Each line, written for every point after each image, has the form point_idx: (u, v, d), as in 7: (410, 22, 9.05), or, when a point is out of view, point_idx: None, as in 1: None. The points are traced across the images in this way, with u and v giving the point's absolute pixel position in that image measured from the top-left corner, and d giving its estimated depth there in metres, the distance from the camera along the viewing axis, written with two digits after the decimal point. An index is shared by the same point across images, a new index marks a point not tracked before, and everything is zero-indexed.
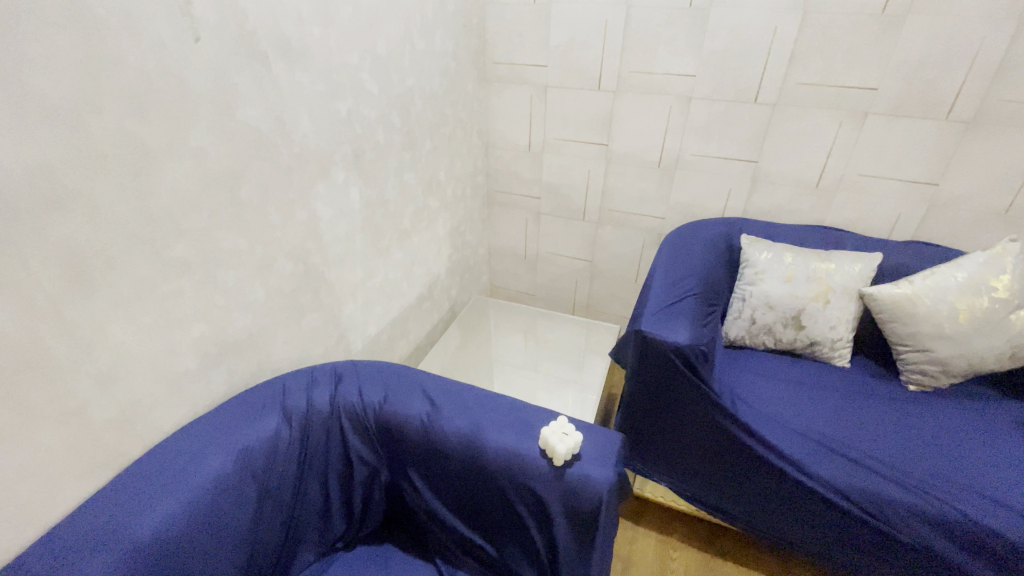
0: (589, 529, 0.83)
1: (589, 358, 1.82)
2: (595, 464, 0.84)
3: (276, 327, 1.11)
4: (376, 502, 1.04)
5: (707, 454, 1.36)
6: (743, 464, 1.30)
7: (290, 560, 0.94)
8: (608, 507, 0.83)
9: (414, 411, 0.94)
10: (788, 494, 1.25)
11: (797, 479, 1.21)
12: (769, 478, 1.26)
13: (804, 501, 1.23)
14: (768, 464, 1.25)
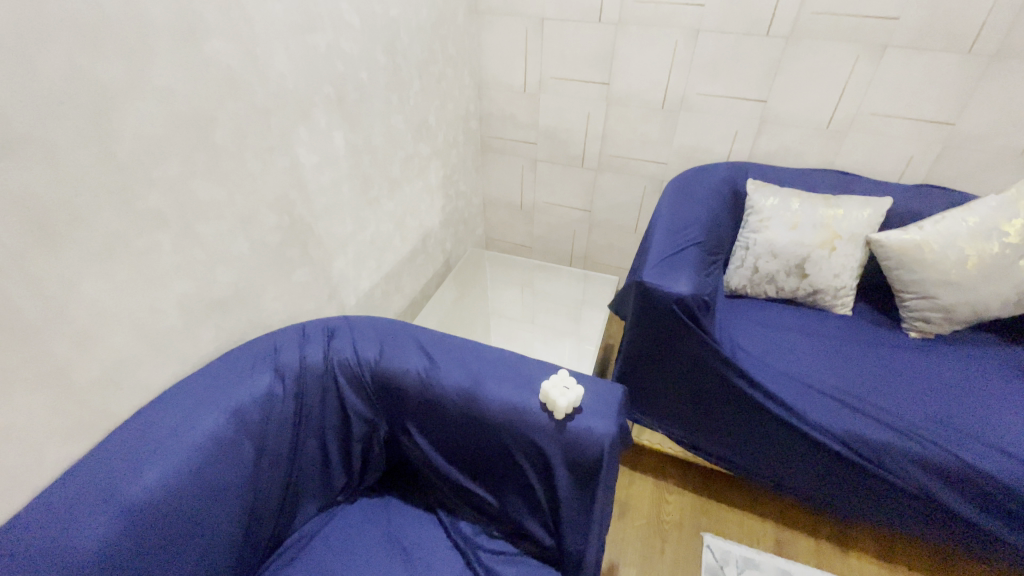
0: (590, 481, 0.83)
1: (586, 308, 1.80)
2: (596, 417, 0.83)
3: (264, 283, 1.07)
4: (376, 457, 1.03)
5: (706, 403, 1.36)
6: (743, 412, 1.30)
7: (292, 514, 0.94)
8: (610, 459, 0.83)
9: (411, 367, 0.91)
10: (786, 440, 1.26)
11: (796, 426, 1.22)
12: (768, 426, 1.27)
13: (801, 447, 1.24)
14: (767, 412, 1.25)
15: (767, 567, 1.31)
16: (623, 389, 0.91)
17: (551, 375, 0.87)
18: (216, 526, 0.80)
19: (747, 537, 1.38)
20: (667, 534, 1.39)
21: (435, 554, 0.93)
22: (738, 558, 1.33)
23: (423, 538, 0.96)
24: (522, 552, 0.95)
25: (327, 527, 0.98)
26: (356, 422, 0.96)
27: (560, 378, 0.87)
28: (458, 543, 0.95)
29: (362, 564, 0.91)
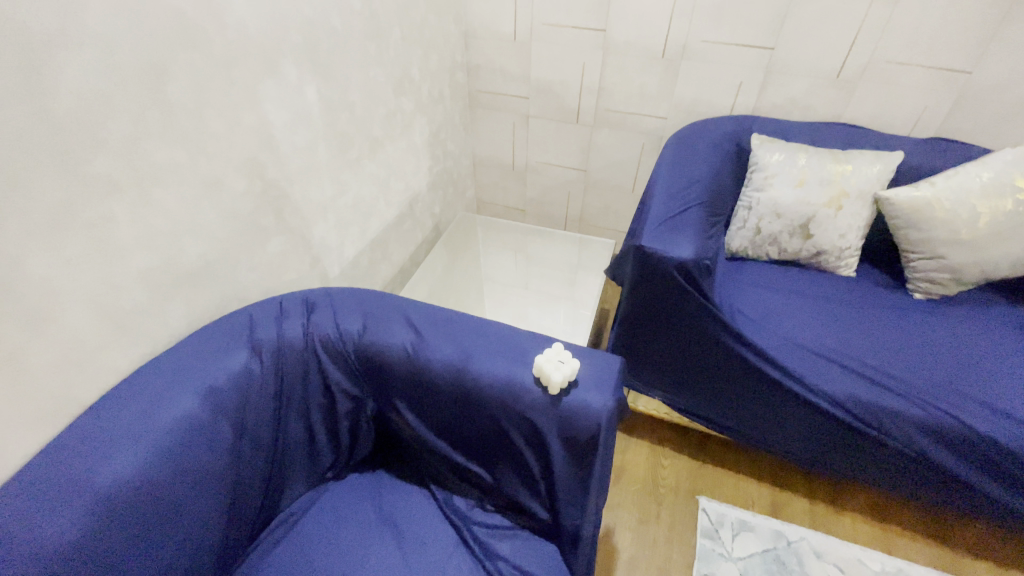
0: (587, 456, 0.79)
1: (582, 273, 1.74)
2: (593, 391, 0.79)
3: (237, 253, 1.00)
4: (365, 433, 0.98)
5: (705, 369, 1.32)
6: (742, 378, 1.27)
7: (279, 493, 0.91)
8: (607, 434, 0.79)
9: (396, 341, 0.86)
10: (786, 406, 1.23)
11: (797, 392, 1.19)
12: (768, 391, 1.24)
13: (801, 412, 1.22)
14: (768, 378, 1.22)
15: (761, 529, 1.32)
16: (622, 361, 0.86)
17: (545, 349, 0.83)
18: (196, 512, 0.76)
19: (742, 499, 1.38)
20: (662, 498, 1.39)
21: (429, 531, 0.91)
22: (733, 520, 1.33)
23: (415, 514, 0.93)
24: (518, 526, 0.92)
25: (316, 505, 0.94)
26: (341, 399, 0.91)
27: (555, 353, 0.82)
28: (452, 519, 0.93)
29: (354, 542, 0.88)
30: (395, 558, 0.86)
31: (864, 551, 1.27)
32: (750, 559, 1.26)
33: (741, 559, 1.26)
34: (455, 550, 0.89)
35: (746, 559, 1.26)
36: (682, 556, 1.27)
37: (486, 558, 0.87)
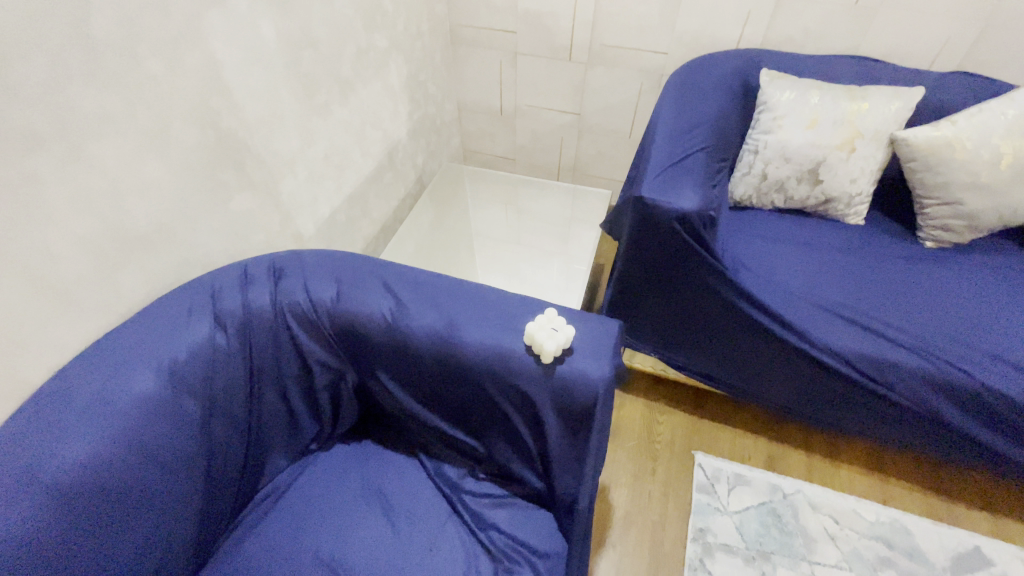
0: (583, 427, 0.74)
1: (576, 226, 1.66)
2: (589, 359, 0.73)
3: (195, 214, 0.90)
4: (348, 405, 0.92)
5: (706, 326, 1.26)
6: (744, 335, 1.21)
7: (259, 468, 0.86)
8: (605, 403, 0.74)
9: (374, 309, 0.79)
10: (789, 362, 1.19)
11: (801, 348, 1.14)
12: (771, 348, 1.19)
13: (804, 368, 1.18)
14: (770, 335, 1.17)
15: (758, 482, 1.31)
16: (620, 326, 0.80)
17: (537, 315, 0.76)
18: (166, 496, 0.70)
19: (738, 454, 1.37)
20: (659, 455, 1.37)
21: (419, 502, 0.87)
22: (729, 475, 1.32)
23: (404, 486, 0.89)
24: (512, 494, 0.88)
25: (300, 479, 0.90)
26: (319, 371, 0.85)
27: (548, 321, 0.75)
28: (443, 489, 0.89)
29: (341, 516, 0.85)
30: (385, 532, 0.83)
31: (859, 502, 1.27)
32: (746, 513, 1.26)
33: (737, 513, 1.26)
34: (447, 521, 0.85)
35: (742, 513, 1.26)
36: (678, 511, 1.27)
37: (479, 529, 0.84)
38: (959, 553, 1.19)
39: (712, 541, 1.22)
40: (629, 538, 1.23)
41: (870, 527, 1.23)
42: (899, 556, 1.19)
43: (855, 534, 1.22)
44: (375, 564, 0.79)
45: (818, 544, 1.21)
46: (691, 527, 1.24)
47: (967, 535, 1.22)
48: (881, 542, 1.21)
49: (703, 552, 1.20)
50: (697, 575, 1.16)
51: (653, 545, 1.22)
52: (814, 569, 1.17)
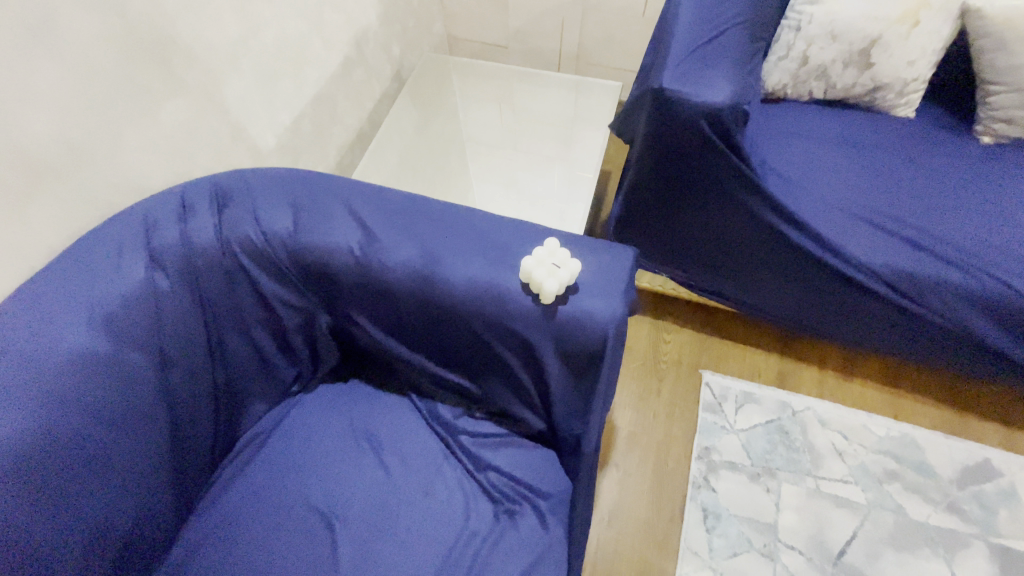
0: (589, 372, 0.65)
1: (580, 126, 1.46)
2: (595, 298, 0.62)
3: (116, 128, 0.73)
4: (325, 346, 0.82)
5: (724, 241, 1.13)
6: (767, 251, 1.09)
7: (236, 416, 0.79)
8: (615, 346, 0.64)
9: (341, 244, 0.67)
10: (815, 279, 1.08)
11: (829, 264, 1.03)
12: (797, 264, 1.07)
13: (830, 285, 1.07)
14: (797, 250, 1.05)
15: (766, 401, 1.27)
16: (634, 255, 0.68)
17: (534, 247, 0.65)
18: (126, 460, 0.63)
19: (749, 372, 1.31)
20: (665, 375, 1.31)
21: (412, 444, 0.81)
22: (737, 393, 1.28)
23: (395, 426, 0.83)
24: (512, 433, 0.82)
25: (284, 423, 0.83)
26: (286, 313, 0.74)
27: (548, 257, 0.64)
28: (437, 430, 0.82)
29: (328, 462, 0.79)
30: (377, 478, 0.78)
31: (870, 418, 1.24)
32: (753, 431, 1.23)
33: (743, 431, 1.23)
34: (443, 464, 0.80)
35: (748, 431, 1.23)
36: (683, 431, 1.24)
37: (478, 472, 0.79)
38: (967, 466, 1.18)
39: (716, 460, 1.20)
40: (632, 458, 1.21)
41: (879, 443, 1.21)
42: (906, 470, 1.17)
43: (864, 450, 1.20)
44: (368, 511, 0.75)
45: (824, 460, 1.19)
46: (696, 446, 1.21)
47: (978, 448, 1.19)
48: (889, 456, 1.19)
49: (707, 470, 1.19)
50: (701, 492, 1.16)
51: (657, 465, 1.20)
52: (819, 484, 1.16)
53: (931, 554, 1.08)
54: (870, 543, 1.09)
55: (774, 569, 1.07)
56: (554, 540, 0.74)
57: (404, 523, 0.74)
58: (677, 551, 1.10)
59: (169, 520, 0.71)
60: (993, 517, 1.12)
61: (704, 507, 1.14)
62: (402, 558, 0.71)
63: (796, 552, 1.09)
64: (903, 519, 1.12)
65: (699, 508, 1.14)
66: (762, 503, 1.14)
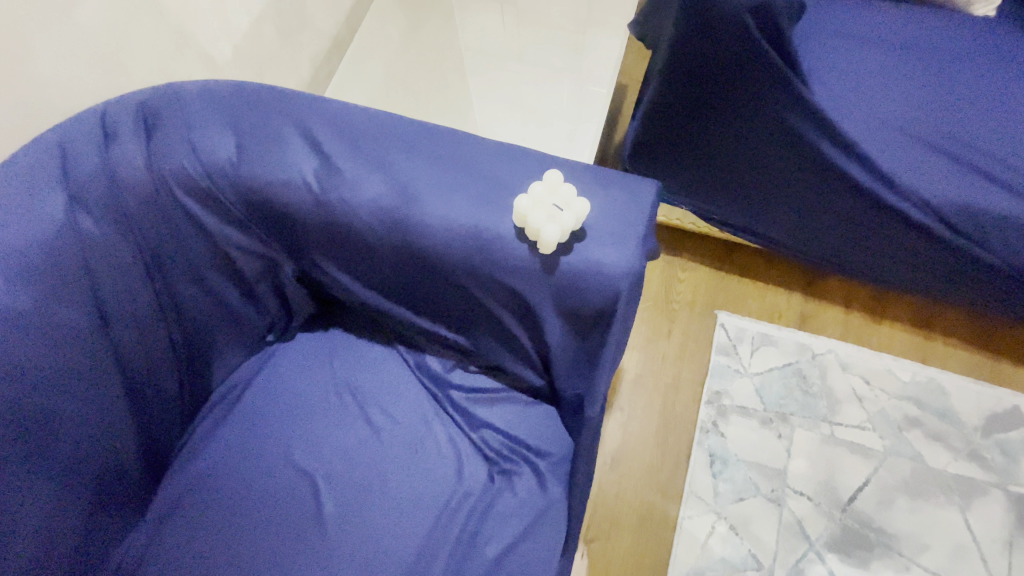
0: (594, 330, 0.56)
1: (594, 34, 1.22)
2: (605, 246, 0.52)
3: (19, 30, 0.58)
4: (296, 292, 0.73)
5: (753, 170, 0.98)
6: (804, 180, 0.95)
7: (205, 369, 0.72)
8: (628, 302, 0.54)
9: (296, 179, 0.56)
10: (855, 213, 0.95)
11: (879, 196, 0.89)
12: (837, 195, 0.94)
13: (871, 221, 0.95)
14: (842, 180, 0.90)
15: (785, 343, 1.18)
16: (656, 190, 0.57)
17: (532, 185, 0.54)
18: (75, 425, 0.56)
19: (768, 312, 1.22)
20: (676, 315, 1.22)
21: (398, 400, 0.74)
22: (754, 335, 1.19)
23: (379, 379, 0.75)
24: (509, 388, 0.75)
25: (260, 376, 0.76)
26: (244, 259, 0.64)
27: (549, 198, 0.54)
28: (426, 384, 0.75)
29: (309, 417, 0.73)
30: (362, 436, 0.72)
31: (896, 362, 1.16)
32: (769, 375, 1.16)
33: (758, 375, 1.16)
34: (433, 420, 0.73)
35: (764, 375, 1.16)
36: (693, 374, 1.17)
37: (470, 428, 0.73)
38: (994, 413, 1.11)
39: (727, 405, 1.14)
40: (638, 402, 1.15)
41: (903, 388, 1.14)
42: (929, 417, 1.11)
43: (886, 395, 1.13)
44: (353, 470, 0.70)
45: (842, 405, 1.13)
46: (706, 390, 1.15)
47: (1007, 395, 1.13)
48: (912, 403, 1.13)
49: (716, 414, 1.13)
50: (709, 437, 1.11)
51: (663, 408, 1.15)
52: (834, 430, 1.11)
53: (946, 501, 1.04)
54: (883, 490, 1.06)
55: (780, 514, 1.04)
56: (553, 501, 0.69)
57: (392, 482, 0.69)
58: (681, 494, 1.07)
59: (135, 480, 0.66)
60: (1015, 466, 1.07)
61: (711, 452, 1.10)
62: (389, 520, 0.67)
63: (804, 497, 1.06)
64: (920, 467, 1.07)
65: (705, 453, 1.10)
66: (772, 449, 1.10)
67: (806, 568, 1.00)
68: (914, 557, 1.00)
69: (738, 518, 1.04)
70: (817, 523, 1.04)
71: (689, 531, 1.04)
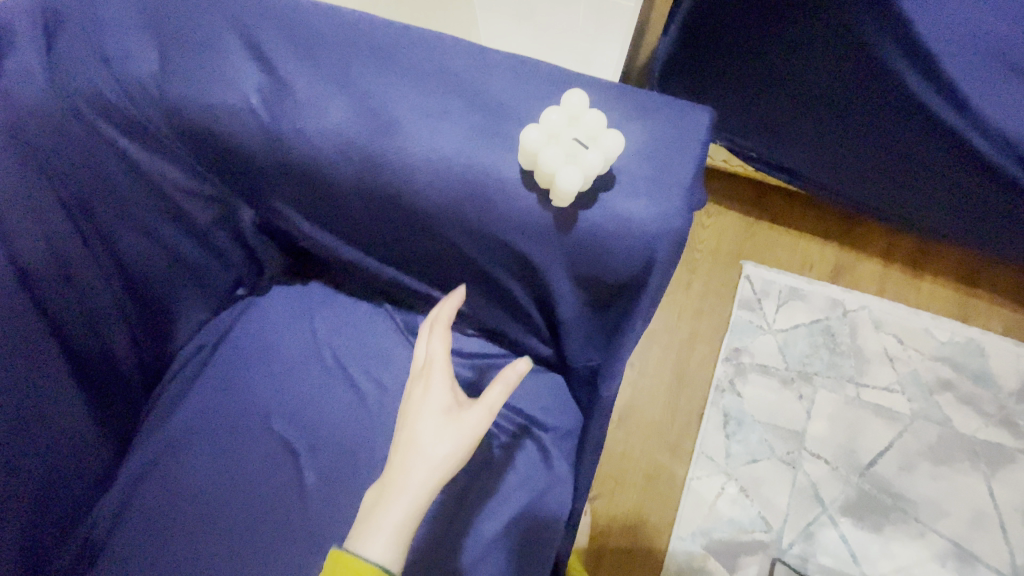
0: (614, 299, 0.46)
1: None
2: (638, 201, 0.42)
3: None
4: (260, 244, 0.64)
5: (804, 97, 0.83)
6: (864, 110, 0.80)
7: (166, 327, 0.64)
8: (664, 271, 0.44)
9: (241, 103, 0.45)
10: (920, 150, 0.81)
11: (954, 129, 0.75)
12: (902, 126, 0.79)
13: (937, 159, 0.81)
14: (913, 107, 0.76)
15: (815, 298, 1.09)
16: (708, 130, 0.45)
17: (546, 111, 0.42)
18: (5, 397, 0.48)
19: (799, 263, 1.11)
20: (697, 265, 1.12)
21: (385, 363, 0.66)
22: (781, 289, 1.09)
23: (365, 341, 0.67)
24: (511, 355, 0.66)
25: (230, 335, 0.67)
26: (191, 204, 0.55)
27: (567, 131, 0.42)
28: (418, 347, 0.66)
29: (287, 382, 0.65)
30: (346, 402, 0.64)
31: (934, 321, 1.07)
32: (794, 332, 1.07)
33: (782, 331, 1.07)
34: None
35: (788, 331, 1.07)
36: (712, 328, 1.08)
37: None
38: None
39: (746, 363, 1.06)
40: (650, 357, 1.08)
41: (939, 349, 1.05)
42: (963, 379, 1.03)
43: (919, 356, 1.05)
44: (336, 440, 0.63)
45: (871, 366, 1.05)
46: (725, 346, 1.07)
47: None
48: (946, 364, 1.04)
49: (734, 372, 1.06)
50: (724, 396, 1.04)
51: (677, 365, 1.07)
52: (859, 392, 1.03)
53: (971, 468, 0.98)
54: (906, 455, 0.99)
55: (794, 476, 0.99)
56: (557, 479, 0.62)
57: (380, 455, 0.62)
58: (691, 454, 1.02)
59: (94, 446, 0.59)
60: None
61: (725, 412, 1.04)
62: None
63: (821, 460, 1.00)
64: (948, 432, 1.00)
65: (719, 413, 1.04)
66: (791, 409, 1.03)
67: (816, 531, 0.97)
68: (930, 523, 0.96)
69: (749, 480, 1.00)
70: (832, 486, 0.99)
71: (697, 491, 1.00)
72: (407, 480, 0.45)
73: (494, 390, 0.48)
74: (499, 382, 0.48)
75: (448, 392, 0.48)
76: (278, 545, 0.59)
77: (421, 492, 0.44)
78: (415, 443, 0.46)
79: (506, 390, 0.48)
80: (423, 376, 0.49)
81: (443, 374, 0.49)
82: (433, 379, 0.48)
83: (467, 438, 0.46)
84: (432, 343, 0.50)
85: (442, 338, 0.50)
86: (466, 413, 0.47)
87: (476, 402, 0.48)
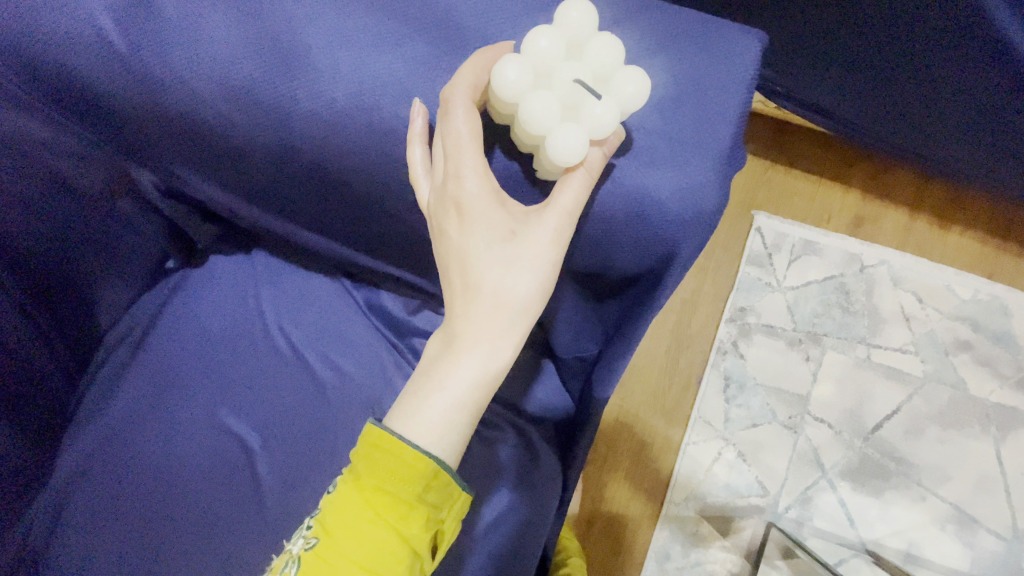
0: (619, 271, 0.41)
1: None
2: (664, 172, 0.37)
3: None
4: (176, 207, 0.56)
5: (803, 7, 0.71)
6: (907, 25, 0.66)
7: (83, 306, 0.55)
8: (690, 240, 0.38)
9: (92, 31, 0.38)
10: (924, 59, 0.68)
11: (988, 21, 0.61)
12: (900, 20, 0.66)
13: (949, 64, 0.68)
14: None
15: (830, 253, 0.99)
16: (744, 92, 0.39)
17: (540, 38, 0.35)
18: None
19: (816, 213, 1.00)
20: None
21: (345, 347, 0.57)
22: (794, 243, 0.99)
23: (318, 318, 0.58)
24: None
25: (165, 315, 0.58)
26: (75, 170, 0.48)
27: (567, 66, 0.36)
28: (383, 329, 0.58)
29: (232, 368, 0.56)
30: (300, 393, 0.55)
31: (957, 277, 0.98)
32: (805, 289, 0.99)
33: (792, 289, 0.99)
34: (393, 374, 0.56)
35: (799, 290, 0.99)
36: (715, 287, 0.99)
37: None
38: None
39: (752, 323, 0.98)
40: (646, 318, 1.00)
41: (959, 307, 0.97)
42: (982, 340, 0.96)
43: (938, 315, 0.97)
44: (293, 432, 0.54)
45: (885, 325, 0.97)
46: (730, 306, 0.99)
47: None
48: (966, 324, 0.97)
49: (737, 334, 0.98)
50: (726, 359, 0.97)
51: (676, 326, 0.99)
52: (870, 353, 0.97)
53: (980, 433, 0.94)
54: (913, 418, 0.95)
55: (795, 441, 0.95)
56: (545, 473, 0.55)
57: (343, 449, 0.53)
58: (688, 419, 0.96)
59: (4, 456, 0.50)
60: None
61: (726, 376, 0.97)
62: None
63: (824, 424, 0.95)
64: (960, 395, 0.95)
65: (720, 376, 0.97)
66: (796, 372, 0.97)
67: (814, 496, 0.93)
68: (932, 487, 0.93)
69: (749, 445, 0.95)
70: (834, 451, 0.94)
71: (694, 457, 0.95)
72: (473, 331, 0.36)
73: (567, 183, 0.35)
74: (572, 171, 0.35)
75: (496, 206, 0.35)
76: (221, 569, 0.49)
77: (496, 340, 0.36)
78: (476, 284, 0.35)
79: (588, 178, 0.35)
80: (451, 194, 0.35)
81: (480, 179, 0.35)
82: (465, 192, 0.35)
83: (547, 257, 0.35)
84: (453, 132, 0.34)
85: (467, 120, 0.34)
86: (534, 226, 0.35)
87: (544, 206, 0.36)
